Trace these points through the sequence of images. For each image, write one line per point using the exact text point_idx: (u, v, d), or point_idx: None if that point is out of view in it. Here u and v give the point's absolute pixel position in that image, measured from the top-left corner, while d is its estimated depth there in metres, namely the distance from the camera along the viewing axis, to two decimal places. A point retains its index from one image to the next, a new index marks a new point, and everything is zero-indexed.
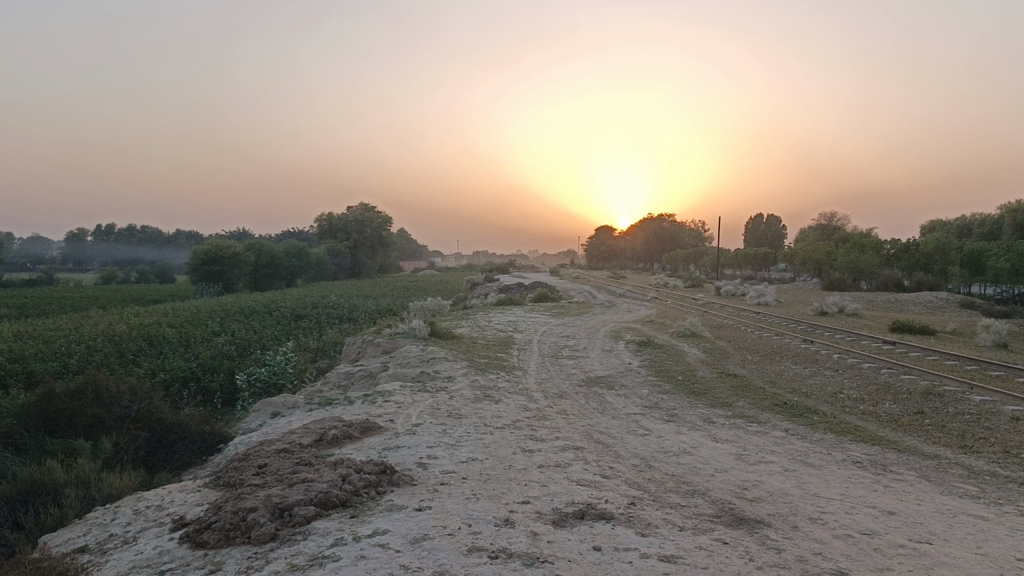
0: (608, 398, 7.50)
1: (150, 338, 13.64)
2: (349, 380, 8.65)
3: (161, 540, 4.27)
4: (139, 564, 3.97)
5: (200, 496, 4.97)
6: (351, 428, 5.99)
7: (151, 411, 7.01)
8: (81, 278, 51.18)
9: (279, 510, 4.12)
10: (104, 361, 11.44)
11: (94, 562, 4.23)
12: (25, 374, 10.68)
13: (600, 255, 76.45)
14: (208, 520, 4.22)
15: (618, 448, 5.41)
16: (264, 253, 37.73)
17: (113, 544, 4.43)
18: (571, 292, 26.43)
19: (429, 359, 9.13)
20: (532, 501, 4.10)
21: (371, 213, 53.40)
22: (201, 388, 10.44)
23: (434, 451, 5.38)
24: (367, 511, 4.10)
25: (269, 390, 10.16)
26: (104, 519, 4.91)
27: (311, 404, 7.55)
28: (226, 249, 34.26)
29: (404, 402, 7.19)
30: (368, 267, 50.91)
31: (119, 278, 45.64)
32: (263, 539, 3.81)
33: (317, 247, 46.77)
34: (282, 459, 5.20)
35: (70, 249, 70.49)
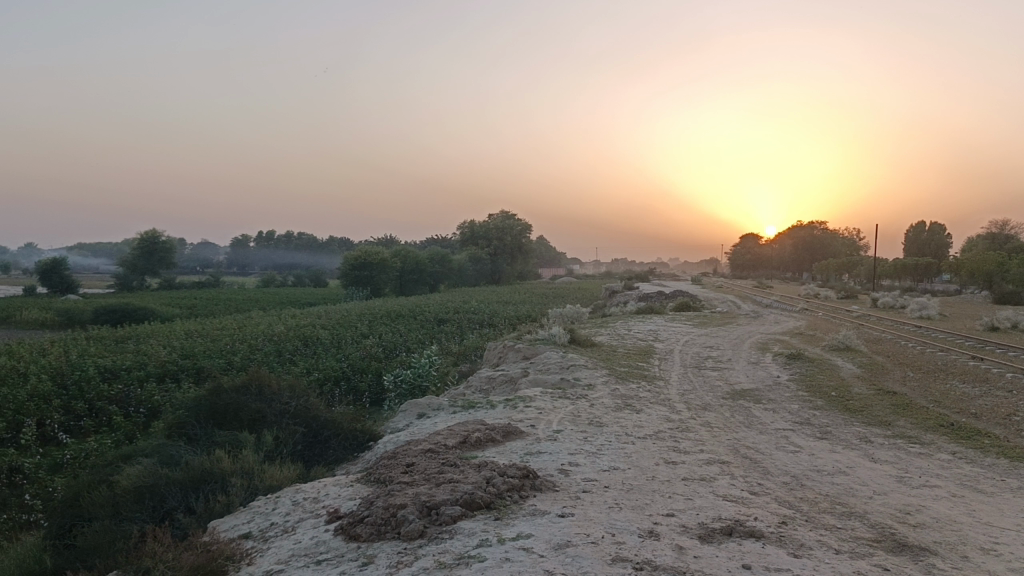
0: (755, 412, 7.26)
1: (305, 338, 14.40)
2: (490, 384, 8.79)
3: (317, 531, 4.50)
4: (297, 553, 4.20)
5: (353, 491, 5.20)
6: (493, 431, 6.10)
7: (307, 407, 7.39)
8: (244, 282, 55.08)
9: (427, 508, 4.25)
10: (263, 359, 12.20)
11: (257, 548, 4.52)
12: (194, 370, 11.56)
13: (745, 264, 74.13)
14: (360, 515, 4.41)
15: (767, 465, 5.22)
16: (408, 260, 39.14)
17: (273, 532, 4.71)
18: (713, 302, 25.69)
19: (569, 367, 9.15)
20: (676, 514, 4.03)
21: (513, 221, 54.01)
22: (351, 387, 10.95)
23: (575, 457, 5.39)
24: (510, 515, 4.16)
25: (413, 392, 10.48)
26: (266, 508, 5.23)
27: (454, 407, 7.73)
28: (374, 255, 35.73)
29: (544, 408, 7.24)
30: (508, 274, 51.49)
31: (277, 281, 48.51)
32: (411, 535, 3.94)
33: (459, 254, 47.95)
34: (428, 459, 5.36)
35: (234, 256, 76.54)
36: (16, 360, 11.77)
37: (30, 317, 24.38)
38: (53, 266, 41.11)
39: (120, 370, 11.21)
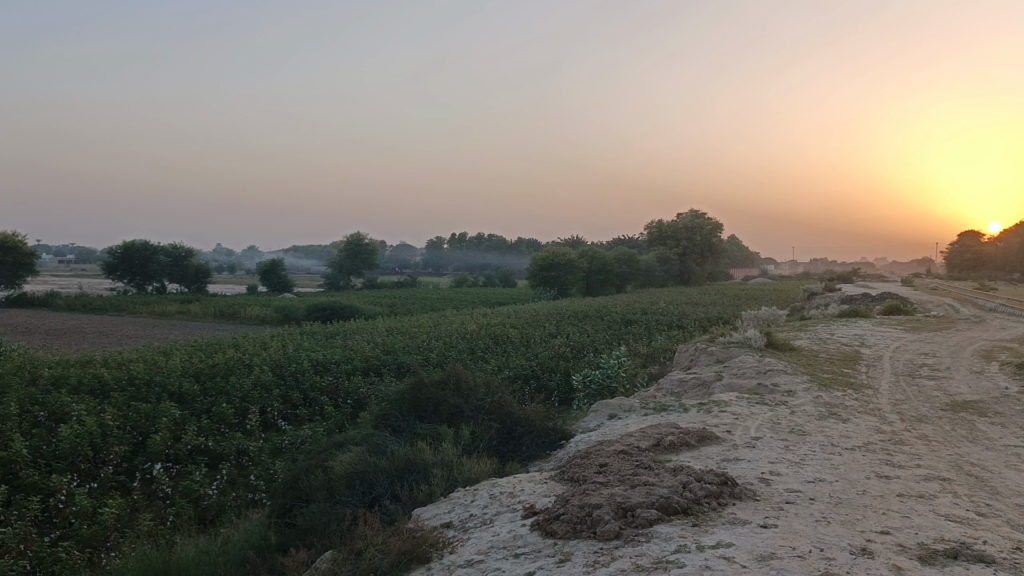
0: (980, 426, 6.63)
1: (496, 337, 14.84)
2: (682, 388, 8.62)
3: (515, 525, 4.62)
4: (497, 545, 4.33)
5: (548, 488, 5.29)
6: (687, 435, 5.98)
7: (501, 404, 7.59)
8: (439, 282, 57.71)
9: (623, 509, 4.25)
10: (457, 356, 12.68)
11: (459, 538, 4.71)
12: (395, 365, 12.24)
13: (962, 264, 67.91)
14: (556, 512, 4.48)
15: (996, 484, 4.76)
16: (596, 260, 39.33)
17: (473, 523, 4.89)
18: (927, 305, 23.70)
19: (766, 372, 8.79)
20: (892, 533, 3.76)
21: (703, 220, 52.68)
22: (541, 386, 11.14)
23: (776, 467, 5.17)
24: (708, 522, 4.06)
25: (602, 393, 10.47)
26: (466, 500, 5.43)
27: (646, 409, 7.67)
28: (562, 256, 36.17)
29: (741, 413, 7.00)
30: (697, 274, 50.34)
31: (469, 281, 50.35)
32: (607, 536, 3.95)
33: (647, 255, 47.51)
34: (621, 460, 5.34)
35: (430, 258, 81.12)
36: (243, 352, 13.00)
37: (252, 313, 26.84)
38: (270, 266, 44.98)
39: (330, 364, 12.08)
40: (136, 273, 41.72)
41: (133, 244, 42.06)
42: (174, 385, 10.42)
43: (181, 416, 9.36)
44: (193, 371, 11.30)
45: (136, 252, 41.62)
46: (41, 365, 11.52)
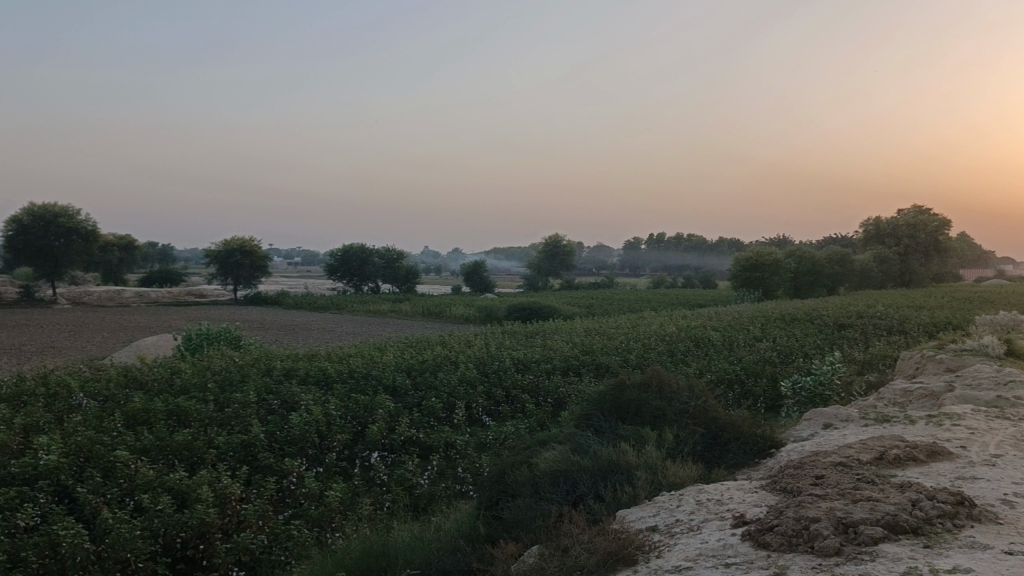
0: None
1: (697, 339, 14.49)
2: (906, 398, 7.98)
3: (723, 533, 4.49)
4: (705, 553, 4.22)
5: (758, 497, 5.09)
6: (915, 450, 5.53)
7: (706, 408, 7.39)
8: (637, 283, 57.24)
9: (843, 525, 4.00)
10: (657, 358, 12.52)
11: (664, 542, 4.64)
12: (594, 365, 12.30)
13: None
14: (769, 523, 4.30)
15: None
16: (804, 261, 37.39)
17: (679, 529, 4.80)
18: None
19: (1007, 382, 7.92)
20: None
21: (927, 215, 48.43)
22: (745, 392, 10.75)
23: (1022, 488, 4.66)
24: (943, 545, 3.73)
25: (813, 400, 9.92)
26: (671, 504, 5.35)
27: (865, 419, 7.17)
28: (767, 256, 34.67)
29: (977, 428, 6.37)
30: (920, 275, 46.36)
31: (668, 283, 49.58)
32: (826, 552, 3.74)
33: (862, 255, 44.44)
34: (840, 472, 5.04)
35: (627, 260, 83.72)
36: (449, 349, 13.59)
37: (457, 313, 28.01)
38: (473, 268, 46.97)
39: (531, 363, 12.35)
40: (353, 274, 45.02)
41: (352, 248, 45.57)
42: (389, 379, 11.11)
43: (395, 408, 9.95)
44: (405, 366, 11.97)
45: (353, 255, 44.97)
46: (274, 358, 12.69)
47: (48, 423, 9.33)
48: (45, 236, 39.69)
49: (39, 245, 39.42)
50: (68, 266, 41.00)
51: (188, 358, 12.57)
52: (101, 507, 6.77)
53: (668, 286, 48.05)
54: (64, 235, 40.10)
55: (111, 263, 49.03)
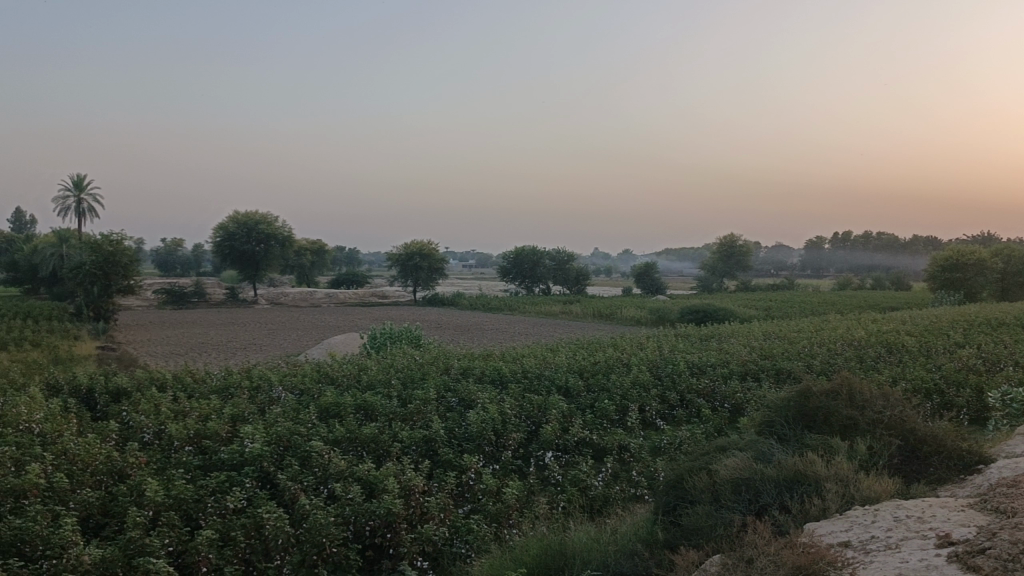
0: None
1: (889, 345, 13.57)
2: None
3: (927, 554, 4.18)
4: (906, 572, 3.94)
5: (966, 517, 4.69)
6: None
7: (903, 418, 6.91)
8: (820, 284, 54.46)
9: None
10: (844, 364, 11.86)
11: (859, 559, 4.38)
12: (775, 370, 11.82)
13: None
14: (981, 545, 3.95)
15: None
16: (1013, 260, 34.13)
17: (875, 546, 4.52)
18: None
19: None
20: None
21: None
22: (946, 402, 9.95)
23: None
24: None
25: None
26: (865, 520, 5.04)
27: None
28: (969, 255, 31.94)
29: None
30: None
31: (855, 284, 46.80)
32: None
33: None
34: None
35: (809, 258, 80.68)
36: (622, 352, 13.52)
37: (629, 314, 27.82)
38: (644, 270, 46.63)
39: (706, 367, 12.04)
40: (525, 276, 45.89)
41: (524, 250, 46.51)
42: (562, 380, 11.20)
43: (568, 409, 10.01)
44: (577, 367, 12.02)
45: (525, 257, 45.85)
46: (452, 356, 13.14)
47: (252, 414, 10.16)
48: (248, 241, 43.19)
49: (243, 250, 42.96)
50: (267, 269, 44.42)
51: (373, 356, 13.27)
52: (298, 493, 7.27)
53: (855, 287, 45.38)
54: (263, 240, 43.48)
55: (304, 266, 52.66)
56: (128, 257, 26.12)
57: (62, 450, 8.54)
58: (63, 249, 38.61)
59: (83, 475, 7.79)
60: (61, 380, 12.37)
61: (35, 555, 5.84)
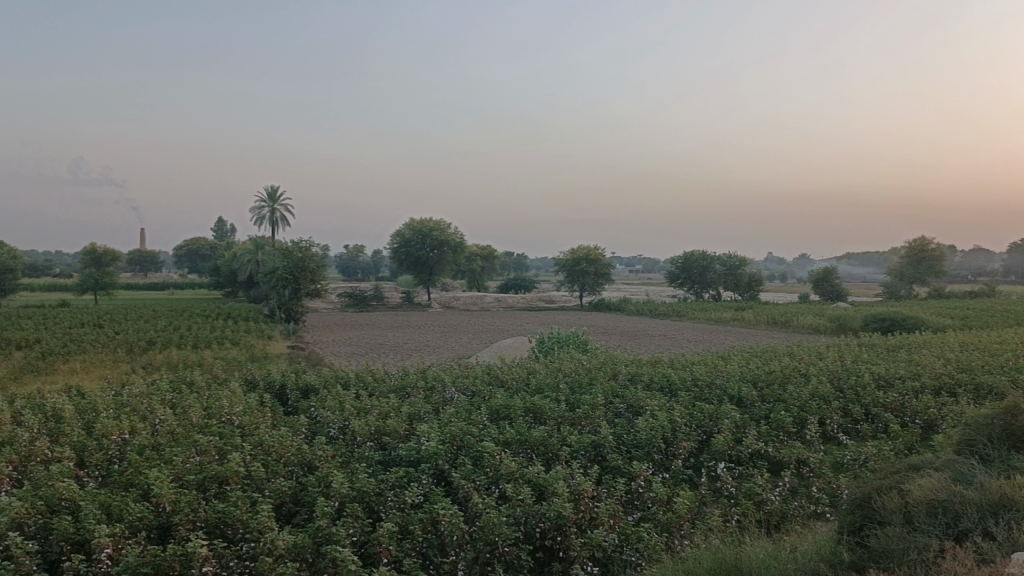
0: None
1: None
2: None
3: None
4: None
5: None
6: None
7: None
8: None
9: None
10: None
11: None
12: (973, 385, 10.89)
13: None
14: None
15: None
16: None
17: None
18: None
19: None
20: None
21: None
22: None
23: None
24: None
25: None
26: None
27: None
28: None
29: None
30: None
31: None
32: None
33: None
34: None
35: (1012, 263, 73.98)
36: (799, 361, 12.93)
37: (806, 322, 26.60)
38: (822, 276, 44.46)
39: (895, 379, 11.28)
40: (695, 282, 45.09)
41: (693, 255, 45.60)
42: (734, 389, 10.86)
43: (742, 420, 9.70)
44: (751, 376, 11.62)
45: (695, 262, 45.02)
46: (620, 362, 13.08)
47: (428, 413, 10.57)
48: (423, 247, 45.09)
49: (417, 256, 44.87)
50: (440, 274, 46.08)
51: (541, 360, 13.45)
52: (471, 492, 7.48)
53: None
54: (437, 246, 45.15)
55: (474, 272, 54.21)
56: (316, 262, 27.95)
57: (259, 441, 9.26)
58: (258, 255, 41.87)
59: (276, 465, 8.41)
60: (257, 376, 13.43)
61: (236, 537, 6.36)
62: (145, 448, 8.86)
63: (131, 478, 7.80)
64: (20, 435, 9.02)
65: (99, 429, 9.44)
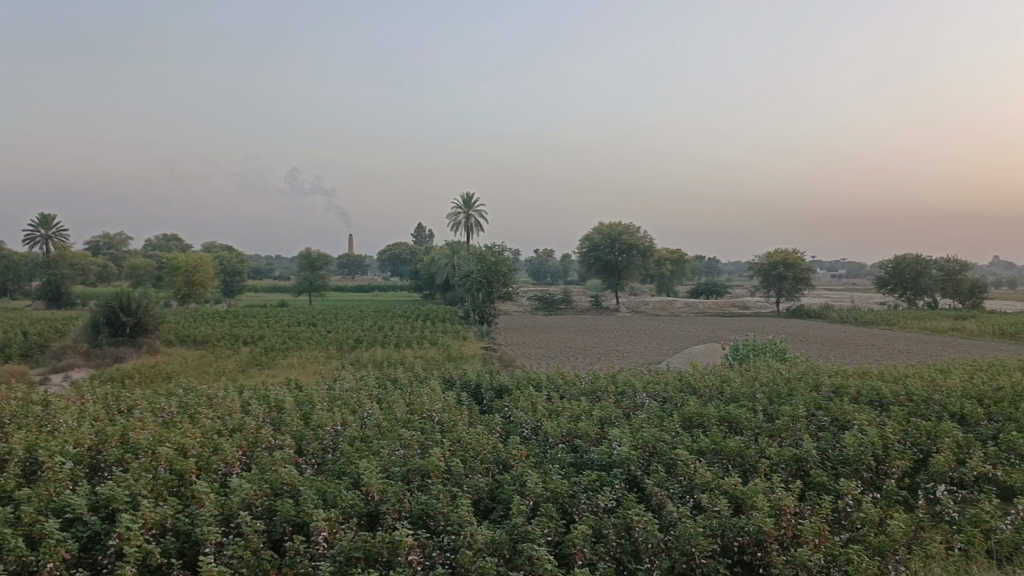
0: None
1: None
2: None
3: None
4: None
5: None
6: None
7: None
8: None
9: None
10: None
11: None
12: None
13: None
14: None
15: None
16: None
17: None
18: None
19: None
20: None
21: None
22: None
23: None
24: None
25: None
26: None
27: None
28: None
29: None
30: None
31: None
32: None
33: None
34: None
35: None
36: None
37: None
38: None
39: None
40: (908, 288, 41.93)
41: (906, 259, 42.39)
42: (956, 405, 9.96)
43: (965, 439, 8.86)
44: (975, 393, 10.59)
45: (907, 267, 41.87)
46: (823, 372, 12.38)
47: (620, 418, 10.52)
48: (612, 252, 45.14)
49: (606, 260, 45.00)
50: (628, 278, 45.85)
51: (737, 368, 13.02)
52: (666, 500, 7.35)
53: None
54: (626, 250, 44.95)
55: (664, 276, 53.43)
56: (508, 266, 28.72)
57: (457, 438, 9.62)
58: (454, 260, 43.64)
59: (474, 462, 8.69)
60: (455, 376, 13.98)
61: (438, 528, 6.63)
62: (355, 439, 9.47)
63: (343, 467, 8.36)
64: (248, 423, 9.92)
65: (315, 420, 10.21)
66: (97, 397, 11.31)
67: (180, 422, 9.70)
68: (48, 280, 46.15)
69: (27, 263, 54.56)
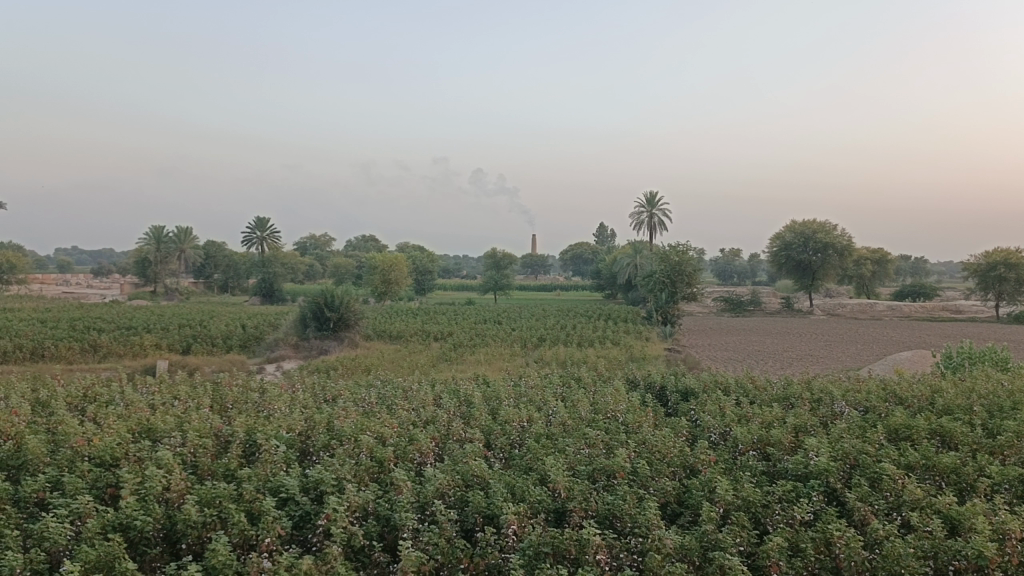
0: None
1: None
2: None
3: None
4: None
5: None
6: None
7: None
8: None
9: None
10: None
11: None
12: None
13: None
14: None
15: None
16: None
17: None
18: None
19: None
20: None
21: None
22: None
23: None
24: None
25: None
26: None
27: None
28: None
29: None
30: None
31: None
32: None
33: None
34: None
35: None
36: None
37: None
38: None
39: None
40: None
41: None
42: None
43: None
44: None
45: None
46: None
47: (816, 427, 9.98)
48: (804, 251, 43.16)
49: (798, 260, 43.15)
50: (823, 279, 43.55)
51: (950, 377, 11.96)
52: (869, 516, 6.88)
53: None
54: (820, 250, 42.71)
55: (864, 277, 50.12)
56: (694, 266, 28.16)
57: (643, 439, 9.53)
58: (636, 260, 43.30)
59: (660, 464, 8.57)
60: (640, 377, 13.85)
61: (625, 529, 6.58)
62: (541, 436, 9.62)
63: (531, 463, 8.50)
64: (440, 416, 10.34)
65: (503, 415, 10.46)
66: (306, 386, 12.22)
67: (378, 413, 10.27)
68: (262, 278, 50.51)
69: (246, 262, 60.01)
